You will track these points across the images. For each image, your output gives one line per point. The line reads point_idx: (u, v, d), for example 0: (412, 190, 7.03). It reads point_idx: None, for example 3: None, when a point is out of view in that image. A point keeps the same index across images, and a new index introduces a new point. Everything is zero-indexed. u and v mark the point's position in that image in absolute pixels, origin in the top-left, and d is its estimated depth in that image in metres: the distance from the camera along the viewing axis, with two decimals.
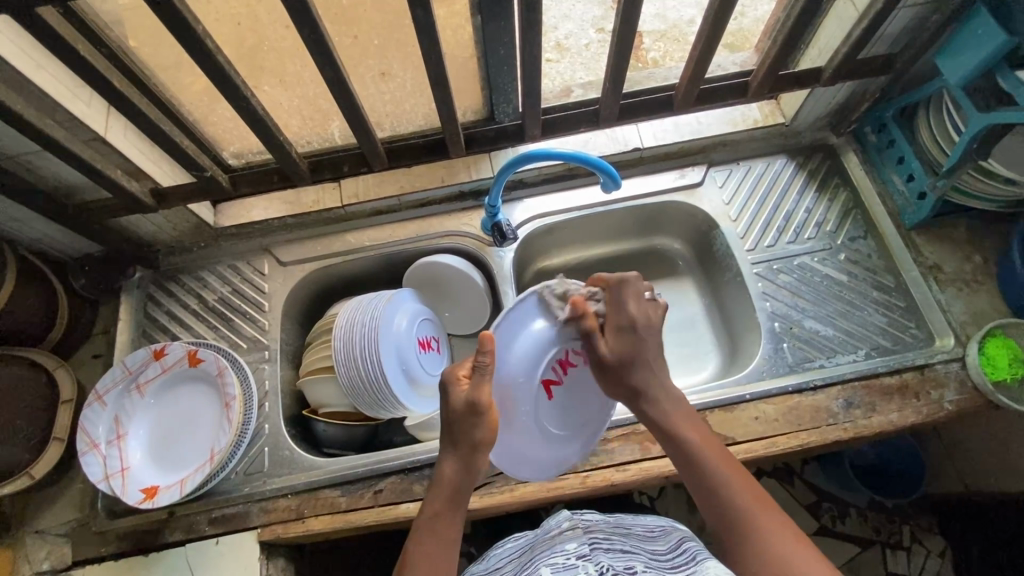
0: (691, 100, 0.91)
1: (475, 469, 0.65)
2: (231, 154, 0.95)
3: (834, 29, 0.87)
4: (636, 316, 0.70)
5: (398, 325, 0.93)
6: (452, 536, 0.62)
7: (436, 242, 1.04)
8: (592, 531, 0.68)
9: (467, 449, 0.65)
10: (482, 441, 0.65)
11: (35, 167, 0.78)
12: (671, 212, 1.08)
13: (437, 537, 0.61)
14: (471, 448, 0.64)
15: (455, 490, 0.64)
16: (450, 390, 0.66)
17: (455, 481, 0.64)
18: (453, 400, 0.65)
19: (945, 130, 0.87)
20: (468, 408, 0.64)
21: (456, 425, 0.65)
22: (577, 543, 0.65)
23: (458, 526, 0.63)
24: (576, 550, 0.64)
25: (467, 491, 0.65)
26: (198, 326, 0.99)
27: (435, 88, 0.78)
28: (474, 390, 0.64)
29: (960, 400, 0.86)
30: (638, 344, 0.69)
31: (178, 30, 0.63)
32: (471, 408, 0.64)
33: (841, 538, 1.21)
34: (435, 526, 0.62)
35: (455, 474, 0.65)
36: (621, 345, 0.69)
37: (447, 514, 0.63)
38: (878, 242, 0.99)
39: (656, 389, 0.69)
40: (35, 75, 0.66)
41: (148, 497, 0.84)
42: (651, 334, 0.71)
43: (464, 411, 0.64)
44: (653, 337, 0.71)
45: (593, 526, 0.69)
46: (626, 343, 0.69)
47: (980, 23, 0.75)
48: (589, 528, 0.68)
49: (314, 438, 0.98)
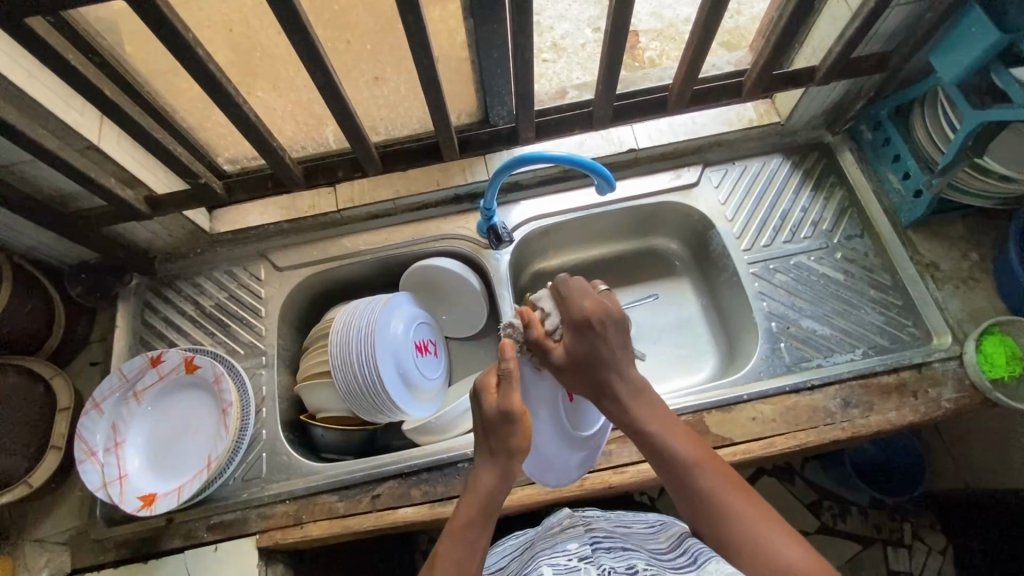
0: (684, 102, 0.91)
1: (511, 479, 0.63)
2: (226, 160, 0.95)
3: (828, 28, 0.87)
4: (585, 310, 0.69)
5: (395, 330, 0.93)
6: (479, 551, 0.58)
7: (432, 245, 1.04)
8: (594, 531, 0.68)
9: (501, 457, 0.63)
10: (516, 450, 0.63)
11: (29, 176, 0.78)
12: (667, 213, 1.07)
13: (463, 546, 0.58)
14: (507, 455, 0.62)
15: (485, 502, 0.61)
16: (480, 400, 0.64)
17: (485, 492, 0.61)
18: (483, 409, 0.63)
19: (940, 128, 0.87)
20: (502, 416, 0.62)
21: (487, 432, 0.63)
22: (579, 544, 0.65)
23: (486, 538, 0.60)
24: (577, 550, 0.64)
25: (498, 503, 0.62)
26: (196, 333, 0.99)
27: (427, 92, 0.78)
28: (505, 399, 0.62)
29: (958, 398, 0.86)
30: (592, 343, 0.68)
31: (169, 39, 0.63)
32: (501, 415, 0.62)
33: (842, 537, 1.21)
34: (466, 532, 0.59)
35: (489, 485, 0.62)
36: (578, 344, 0.68)
37: (478, 527, 0.59)
38: (875, 240, 0.99)
39: (622, 388, 0.67)
40: (27, 84, 0.66)
41: (146, 505, 0.83)
42: (604, 328, 0.69)
43: (497, 420, 0.62)
44: (610, 333, 0.68)
45: (595, 525, 0.69)
46: (579, 341, 0.68)
47: (971, 22, 0.75)
48: (590, 527, 0.69)
49: (313, 443, 0.98)
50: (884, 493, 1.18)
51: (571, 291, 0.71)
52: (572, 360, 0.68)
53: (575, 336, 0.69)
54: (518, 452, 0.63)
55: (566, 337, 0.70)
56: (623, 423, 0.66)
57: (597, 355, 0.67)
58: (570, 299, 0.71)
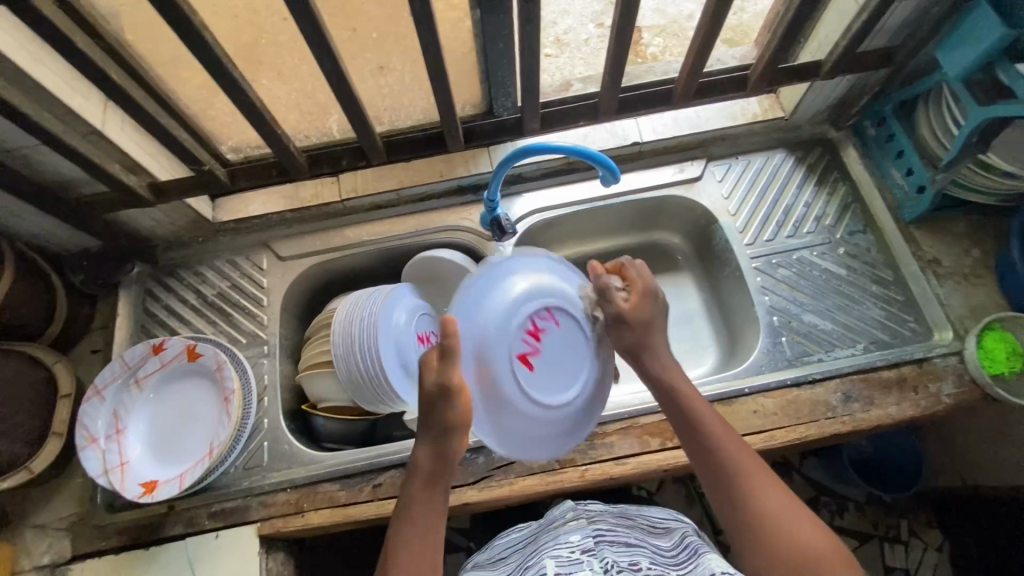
0: (690, 94, 0.91)
1: (455, 452, 0.65)
2: (229, 149, 0.94)
3: (834, 22, 0.86)
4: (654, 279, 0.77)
5: (398, 321, 0.93)
6: (434, 525, 0.63)
7: (435, 236, 1.04)
8: (596, 522, 0.68)
9: (442, 434, 0.64)
10: (455, 427, 0.64)
11: (32, 161, 0.78)
12: (671, 207, 1.07)
13: (417, 523, 0.62)
14: (444, 431, 0.64)
15: (433, 477, 0.64)
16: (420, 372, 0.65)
17: (433, 470, 0.64)
18: (424, 383, 0.64)
19: (944, 123, 0.87)
20: (438, 393, 0.63)
21: (429, 412, 0.64)
22: (581, 534, 0.66)
23: (440, 514, 0.64)
24: (580, 542, 0.64)
25: (449, 475, 0.65)
26: (198, 322, 0.99)
27: (433, 81, 0.78)
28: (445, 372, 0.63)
29: (958, 393, 0.86)
30: (656, 305, 0.75)
31: (175, 23, 0.62)
32: (440, 396, 0.63)
33: (839, 533, 1.21)
34: (424, 516, 0.63)
35: (433, 461, 0.64)
36: (644, 304, 0.74)
37: (424, 499, 0.64)
38: (876, 236, 0.99)
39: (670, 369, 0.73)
40: (33, 68, 0.66)
41: (148, 492, 0.83)
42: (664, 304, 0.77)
43: (433, 398, 0.63)
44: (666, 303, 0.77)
45: (597, 517, 0.70)
46: (650, 300, 0.74)
47: (978, 17, 0.75)
48: (593, 519, 0.69)
49: (314, 432, 0.99)
50: (882, 489, 1.19)
51: (648, 270, 0.77)
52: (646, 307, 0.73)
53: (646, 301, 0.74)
54: (459, 426, 0.64)
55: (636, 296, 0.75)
56: (666, 400, 0.72)
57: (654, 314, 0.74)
58: (647, 274, 0.76)
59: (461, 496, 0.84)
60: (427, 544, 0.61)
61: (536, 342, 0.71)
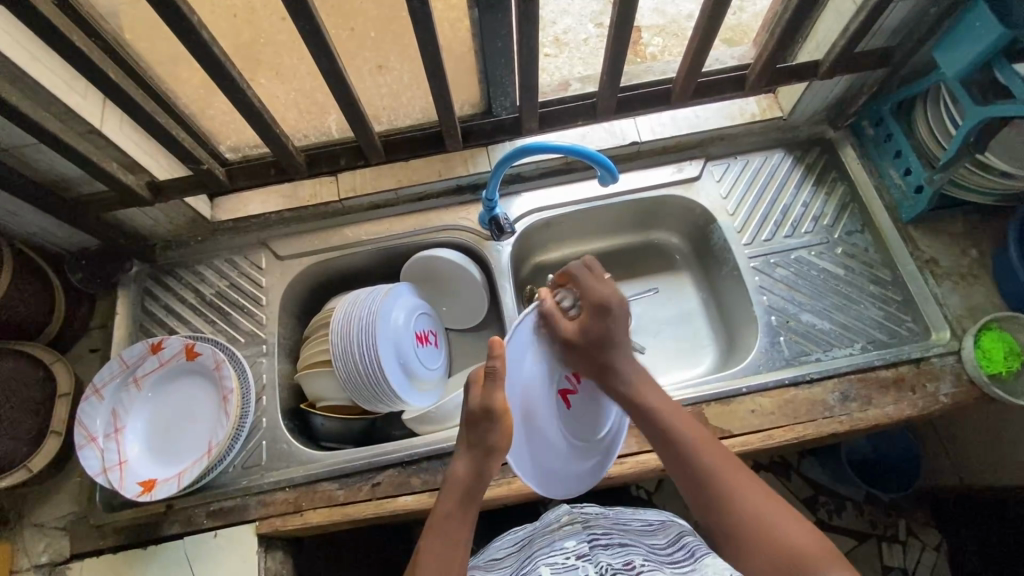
0: (688, 94, 0.91)
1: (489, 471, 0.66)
2: (228, 148, 0.94)
3: (832, 22, 0.87)
4: (606, 293, 0.77)
5: (397, 319, 0.93)
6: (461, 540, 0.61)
7: (434, 235, 1.04)
8: (591, 528, 0.68)
9: (482, 450, 0.65)
10: (496, 446, 0.65)
11: (30, 160, 0.78)
12: (669, 207, 1.08)
13: (448, 533, 0.62)
14: (484, 450, 0.65)
15: (466, 492, 0.65)
16: (468, 390, 0.67)
17: (468, 485, 0.65)
18: (470, 402, 0.66)
19: (942, 123, 0.87)
20: (484, 412, 0.65)
21: (472, 428, 0.66)
22: (576, 541, 0.66)
23: (470, 529, 0.63)
24: (575, 547, 0.64)
25: (480, 492, 0.66)
26: (197, 321, 0.99)
27: (431, 80, 0.78)
28: (491, 393, 0.65)
29: (955, 393, 0.86)
30: (608, 321, 0.75)
31: (173, 21, 0.63)
32: (485, 412, 0.64)
33: (837, 532, 1.21)
34: (449, 528, 0.62)
35: (468, 476, 0.65)
36: (594, 324, 0.75)
37: (457, 515, 0.63)
38: (875, 236, 0.99)
39: (631, 373, 0.73)
40: (31, 67, 0.66)
41: (146, 491, 0.83)
42: (620, 314, 0.76)
43: (479, 415, 0.65)
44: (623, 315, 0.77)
45: (592, 521, 0.70)
46: (598, 316, 0.75)
47: (977, 17, 0.75)
48: (588, 524, 0.69)
49: (312, 431, 0.99)
50: (880, 489, 1.19)
51: (595, 281, 0.79)
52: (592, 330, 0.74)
53: (595, 315, 0.75)
54: (500, 447, 0.65)
55: (583, 317, 0.76)
56: (629, 406, 0.72)
57: (608, 330, 0.74)
58: (598, 284, 0.78)
59: None
60: (452, 555, 0.60)
61: (575, 382, 0.78)
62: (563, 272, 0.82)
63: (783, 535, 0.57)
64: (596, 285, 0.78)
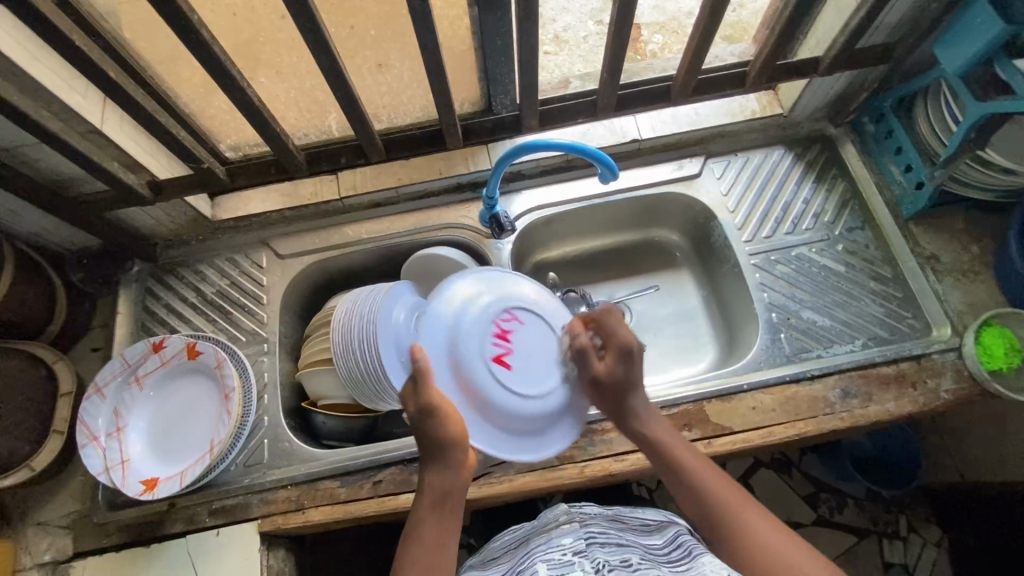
0: (688, 91, 0.91)
1: (457, 468, 0.64)
2: (228, 147, 0.94)
3: (833, 19, 0.86)
4: (631, 336, 0.73)
5: (399, 318, 0.91)
6: (442, 546, 0.61)
7: (434, 234, 1.04)
8: (588, 524, 0.68)
9: (438, 451, 0.64)
10: (453, 440, 0.64)
11: (31, 160, 0.78)
12: (669, 204, 1.08)
13: (423, 542, 0.61)
14: (441, 447, 0.64)
15: (438, 495, 0.64)
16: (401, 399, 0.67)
17: (440, 487, 0.64)
18: (407, 411, 0.66)
19: (942, 119, 0.87)
20: (425, 411, 0.64)
21: (421, 432, 0.65)
22: (573, 537, 0.66)
23: (449, 533, 0.63)
24: (572, 544, 0.64)
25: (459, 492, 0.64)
26: (198, 320, 0.99)
27: (432, 79, 0.78)
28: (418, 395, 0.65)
29: (956, 389, 0.86)
30: (630, 367, 0.72)
31: (173, 20, 0.63)
32: (422, 413, 0.65)
33: (838, 529, 1.22)
34: (425, 534, 0.62)
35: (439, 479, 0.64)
36: (618, 367, 0.72)
37: (432, 521, 0.63)
38: (875, 232, 0.99)
39: (647, 407, 0.72)
40: (31, 67, 0.66)
41: (148, 489, 0.83)
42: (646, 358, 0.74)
43: (422, 417, 0.65)
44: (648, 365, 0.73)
45: (589, 518, 0.70)
46: (626, 361, 0.72)
47: (977, 12, 0.75)
48: (585, 521, 0.70)
49: (314, 429, 0.99)
50: (881, 485, 1.19)
51: (619, 324, 0.74)
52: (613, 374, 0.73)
53: (619, 361, 0.72)
54: (456, 441, 0.64)
55: (610, 360, 0.73)
56: (645, 445, 0.71)
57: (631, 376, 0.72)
58: (623, 329, 0.73)
59: None
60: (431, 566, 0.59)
61: (506, 342, 0.77)
62: (591, 313, 0.78)
63: (790, 570, 0.56)
64: (623, 328, 0.73)
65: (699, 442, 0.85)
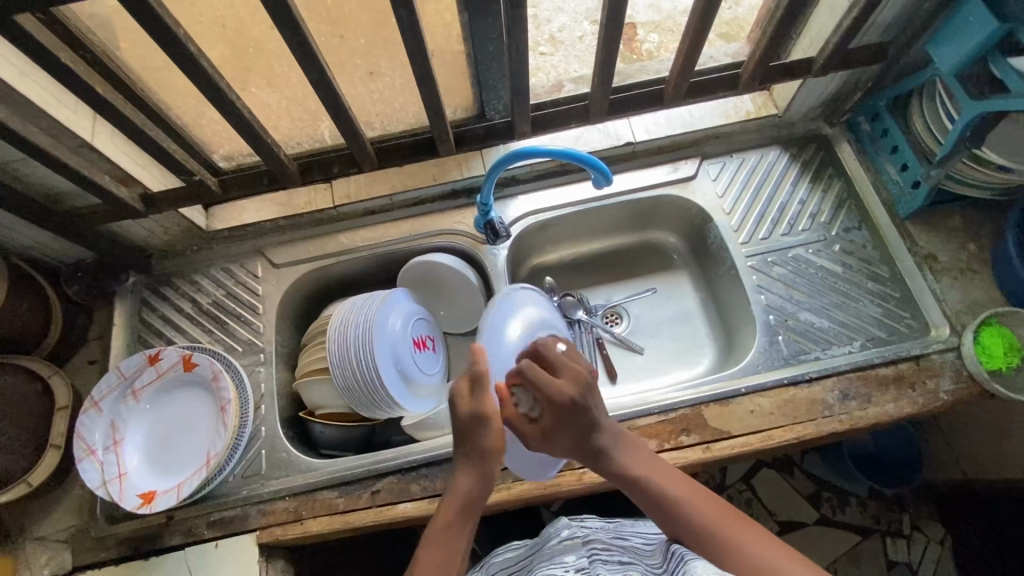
0: (681, 94, 0.90)
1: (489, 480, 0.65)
2: (222, 157, 0.94)
3: (825, 19, 0.86)
4: (564, 391, 0.67)
5: (393, 326, 0.93)
6: (461, 550, 0.62)
7: (429, 240, 1.04)
8: (591, 544, 0.69)
9: (479, 463, 0.65)
10: (490, 451, 0.65)
11: (22, 175, 0.78)
12: (665, 206, 1.07)
13: (441, 545, 0.61)
14: (480, 457, 0.65)
15: (468, 506, 0.64)
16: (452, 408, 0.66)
17: (468, 493, 0.64)
18: (458, 413, 0.65)
19: (938, 118, 0.86)
20: (473, 418, 0.65)
21: (465, 437, 0.65)
22: (576, 555, 0.66)
23: (466, 540, 0.63)
24: (575, 561, 0.65)
25: (483, 500, 0.65)
26: (193, 331, 0.99)
27: (422, 87, 0.78)
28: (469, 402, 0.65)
29: (956, 389, 0.86)
30: (580, 416, 0.67)
31: (160, 35, 0.62)
32: (476, 418, 0.64)
33: (842, 528, 1.21)
34: (444, 537, 0.62)
35: (469, 491, 0.64)
36: (563, 424, 0.67)
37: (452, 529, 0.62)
38: (873, 232, 0.99)
39: (611, 441, 0.68)
40: (18, 83, 0.66)
41: (146, 503, 0.83)
42: (589, 399, 0.68)
43: (471, 421, 0.65)
44: (592, 404, 0.68)
45: (592, 537, 0.71)
46: (560, 426, 0.67)
47: (971, 10, 0.74)
48: (587, 539, 0.70)
49: (312, 439, 0.98)
50: (884, 484, 1.18)
51: (542, 378, 0.67)
52: (554, 439, 0.68)
53: (559, 419, 0.67)
54: (496, 453, 0.65)
55: (547, 421, 0.68)
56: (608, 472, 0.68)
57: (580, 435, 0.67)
58: (546, 386, 0.67)
59: None
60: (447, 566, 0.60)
61: None
62: (512, 369, 0.71)
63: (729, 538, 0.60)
64: (549, 387, 0.67)
65: (697, 447, 0.85)
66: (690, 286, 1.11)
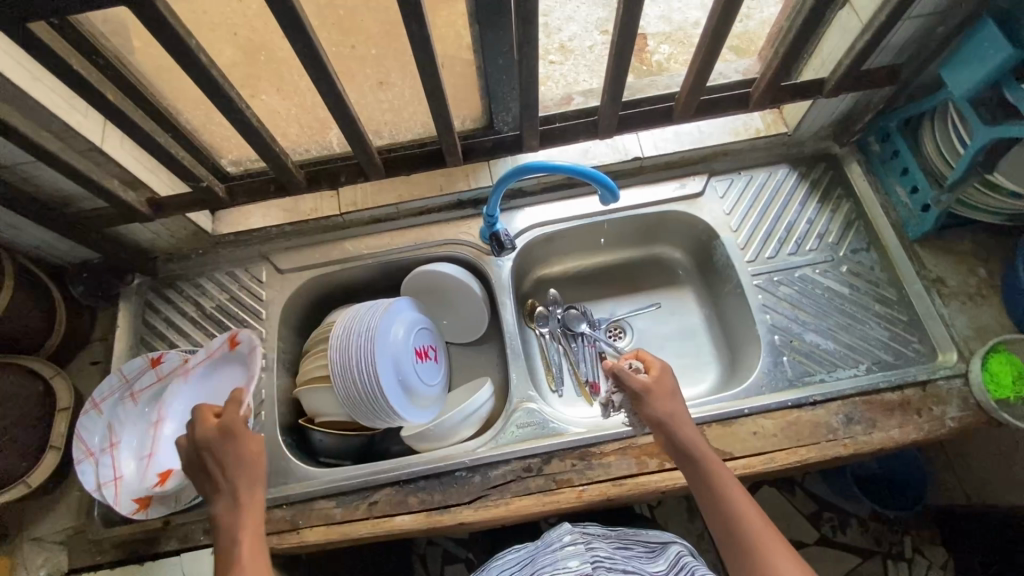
0: (691, 111, 0.90)
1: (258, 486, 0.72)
2: (230, 162, 0.94)
3: (838, 40, 0.85)
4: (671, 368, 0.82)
5: (396, 336, 0.93)
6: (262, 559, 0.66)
7: (434, 250, 1.04)
8: (594, 549, 0.69)
9: (242, 470, 0.71)
10: (248, 460, 0.72)
11: (32, 177, 0.78)
12: (672, 222, 1.07)
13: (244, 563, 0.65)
14: (245, 468, 0.71)
15: (257, 510, 0.70)
16: (195, 430, 0.72)
17: (242, 510, 0.69)
18: (199, 437, 0.72)
19: (949, 141, 0.86)
20: (223, 432, 0.72)
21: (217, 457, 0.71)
22: (580, 561, 0.67)
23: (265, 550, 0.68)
24: (578, 568, 0.66)
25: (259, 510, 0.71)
26: (196, 334, 0.99)
27: (431, 99, 0.77)
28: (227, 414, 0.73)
29: (962, 417, 0.85)
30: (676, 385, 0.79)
31: (171, 44, 0.62)
32: (225, 434, 0.72)
33: (842, 549, 1.20)
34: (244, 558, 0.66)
35: (247, 502, 0.70)
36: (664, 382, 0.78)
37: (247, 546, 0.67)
38: (881, 254, 0.98)
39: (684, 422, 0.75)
40: (30, 87, 0.66)
41: (141, 507, 0.84)
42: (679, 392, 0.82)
43: (216, 439, 0.71)
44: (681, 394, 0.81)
45: (594, 543, 0.71)
46: (668, 375, 0.79)
47: (986, 35, 0.73)
48: (590, 544, 0.70)
49: (312, 448, 0.97)
50: (886, 506, 1.17)
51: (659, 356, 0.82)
52: (667, 376, 0.78)
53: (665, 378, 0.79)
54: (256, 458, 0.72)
55: (656, 374, 0.79)
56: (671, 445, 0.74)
57: (675, 386, 0.79)
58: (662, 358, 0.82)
59: (457, 516, 0.84)
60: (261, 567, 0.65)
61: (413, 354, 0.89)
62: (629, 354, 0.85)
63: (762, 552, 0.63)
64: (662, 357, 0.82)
65: None
66: (694, 303, 1.11)
